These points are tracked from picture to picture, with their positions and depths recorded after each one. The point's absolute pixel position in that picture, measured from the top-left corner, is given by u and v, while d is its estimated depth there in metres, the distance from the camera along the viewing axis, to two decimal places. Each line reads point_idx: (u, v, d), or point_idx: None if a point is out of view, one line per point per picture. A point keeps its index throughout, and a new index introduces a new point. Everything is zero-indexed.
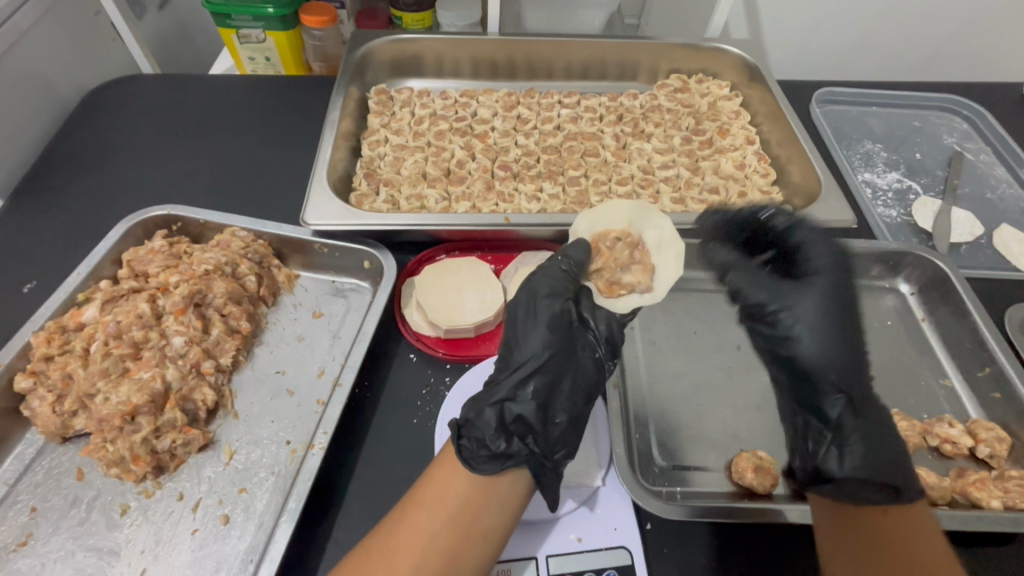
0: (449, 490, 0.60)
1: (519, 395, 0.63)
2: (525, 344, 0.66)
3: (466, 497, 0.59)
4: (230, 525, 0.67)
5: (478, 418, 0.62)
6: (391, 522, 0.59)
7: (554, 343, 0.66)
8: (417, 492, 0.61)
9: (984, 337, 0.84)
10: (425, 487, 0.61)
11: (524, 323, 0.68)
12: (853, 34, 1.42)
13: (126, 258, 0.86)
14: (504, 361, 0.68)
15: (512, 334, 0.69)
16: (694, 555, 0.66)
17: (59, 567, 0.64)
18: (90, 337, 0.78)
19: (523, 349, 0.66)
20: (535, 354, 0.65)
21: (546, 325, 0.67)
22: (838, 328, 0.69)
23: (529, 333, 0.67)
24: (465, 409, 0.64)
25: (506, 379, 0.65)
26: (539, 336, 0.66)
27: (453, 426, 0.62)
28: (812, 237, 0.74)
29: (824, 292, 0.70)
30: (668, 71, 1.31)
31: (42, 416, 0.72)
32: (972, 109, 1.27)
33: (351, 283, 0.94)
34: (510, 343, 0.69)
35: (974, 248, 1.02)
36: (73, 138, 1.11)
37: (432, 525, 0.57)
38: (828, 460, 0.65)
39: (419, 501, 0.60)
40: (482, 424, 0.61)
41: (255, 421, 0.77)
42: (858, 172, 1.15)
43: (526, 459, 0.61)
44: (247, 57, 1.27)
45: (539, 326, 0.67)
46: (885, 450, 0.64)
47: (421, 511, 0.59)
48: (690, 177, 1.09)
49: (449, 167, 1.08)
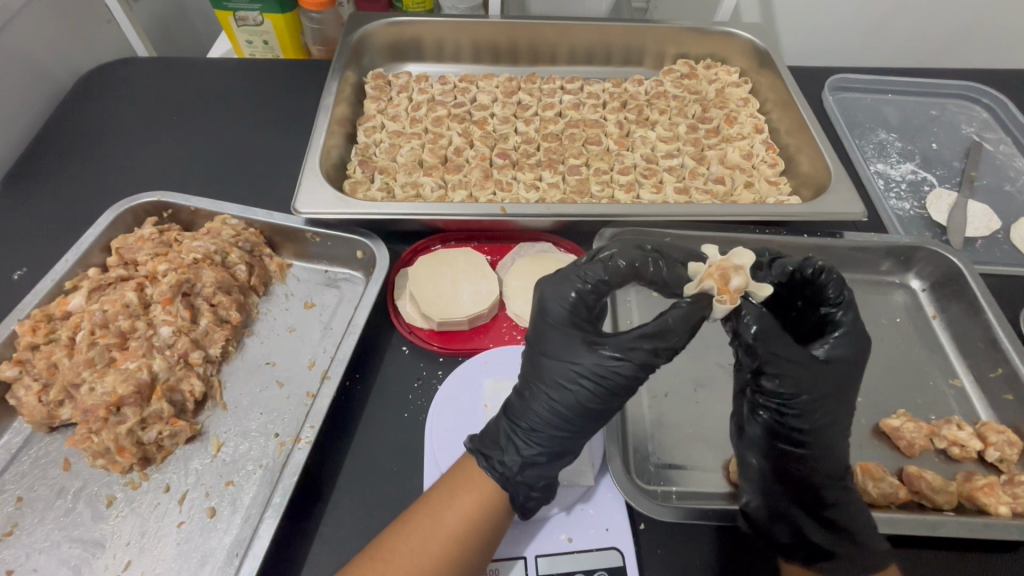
0: (467, 515, 0.58)
1: (550, 439, 0.62)
2: (551, 387, 0.62)
3: (480, 524, 0.58)
4: (217, 518, 0.66)
5: (509, 456, 0.61)
6: (407, 547, 0.56)
7: (588, 396, 0.60)
8: (439, 519, 0.58)
9: (998, 335, 0.81)
10: (458, 520, 0.57)
11: (554, 365, 0.62)
12: (870, 18, 1.36)
13: (115, 245, 0.85)
14: (529, 395, 0.63)
15: (542, 367, 0.63)
16: (689, 558, 0.64)
17: (44, 557, 0.63)
18: (76, 326, 0.76)
19: (550, 398, 0.62)
20: (567, 402, 0.61)
21: (579, 373, 0.60)
22: (835, 406, 0.61)
23: (557, 373, 0.61)
24: (486, 441, 0.64)
25: (539, 417, 0.62)
26: (570, 383, 0.61)
27: (478, 449, 0.63)
28: (848, 342, 0.62)
29: (844, 375, 0.61)
30: (676, 56, 1.26)
31: (28, 406, 0.71)
32: (992, 98, 1.22)
33: (344, 273, 0.93)
34: (536, 376, 0.63)
35: (990, 242, 0.98)
36: (65, 123, 1.09)
37: (461, 562, 0.56)
38: (783, 523, 0.61)
39: (450, 537, 0.56)
40: (507, 457, 0.61)
41: (244, 413, 0.75)
42: (871, 162, 1.11)
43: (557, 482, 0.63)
44: (244, 40, 1.24)
45: (567, 376, 0.61)
46: (857, 517, 0.60)
47: (451, 550, 0.56)
48: (695, 167, 1.05)
49: (447, 154, 1.05)
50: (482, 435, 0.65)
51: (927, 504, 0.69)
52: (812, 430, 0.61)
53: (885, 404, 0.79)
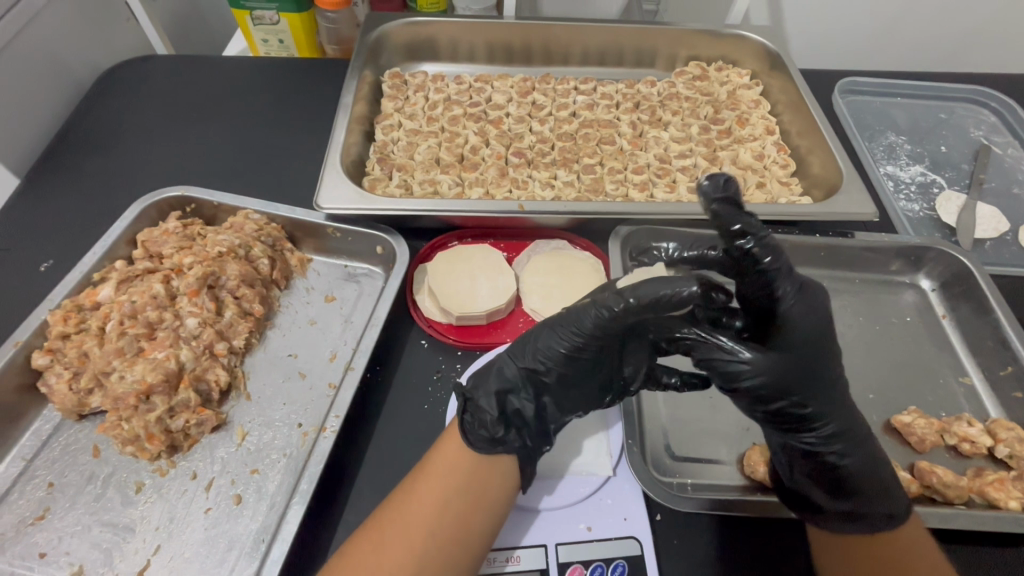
0: (455, 465, 0.61)
1: (523, 387, 0.66)
2: (534, 342, 0.66)
3: (469, 471, 0.61)
4: (243, 505, 0.68)
5: (482, 402, 0.64)
6: (401, 497, 0.60)
7: (564, 344, 0.64)
8: (429, 471, 0.61)
9: (1008, 335, 0.83)
10: (444, 470, 0.61)
11: (545, 325, 0.67)
12: (879, 21, 1.38)
13: (141, 238, 0.87)
14: (514, 352, 0.67)
15: (534, 329, 0.68)
16: (705, 549, 0.66)
17: (75, 541, 0.65)
18: (105, 316, 0.78)
19: (531, 348, 0.66)
20: (545, 349, 0.65)
21: (569, 329, 0.64)
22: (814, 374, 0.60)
23: (541, 327, 0.67)
24: (473, 379, 0.67)
25: (516, 367, 0.66)
26: (547, 334, 0.66)
27: (460, 397, 0.65)
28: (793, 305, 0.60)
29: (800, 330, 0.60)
30: (687, 58, 1.28)
31: (59, 393, 0.73)
32: (1001, 102, 1.23)
33: (363, 268, 0.94)
34: (527, 338, 0.68)
35: (999, 244, 1.00)
36: (87, 118, 1.11)
37: (460, 511, 0.58)
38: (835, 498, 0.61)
39: (440, 485, 0.60)
40: (484, 409, 0.64)
41: (268, 403, 0.77)
42: (881, 165, 1.12)
43: (517, 451, 0.62)
44: (261, 39, 1.26)
45: (553, 331, 0.65)
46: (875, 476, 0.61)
47: (444, 498, 0.59)
48: (708, 167, 1.07)
49: (463, 153, 1.07)
50: (472, 376, 0.68)
51: (939, 498, 0.70)
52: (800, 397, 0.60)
53: (896, 402, 0.81)
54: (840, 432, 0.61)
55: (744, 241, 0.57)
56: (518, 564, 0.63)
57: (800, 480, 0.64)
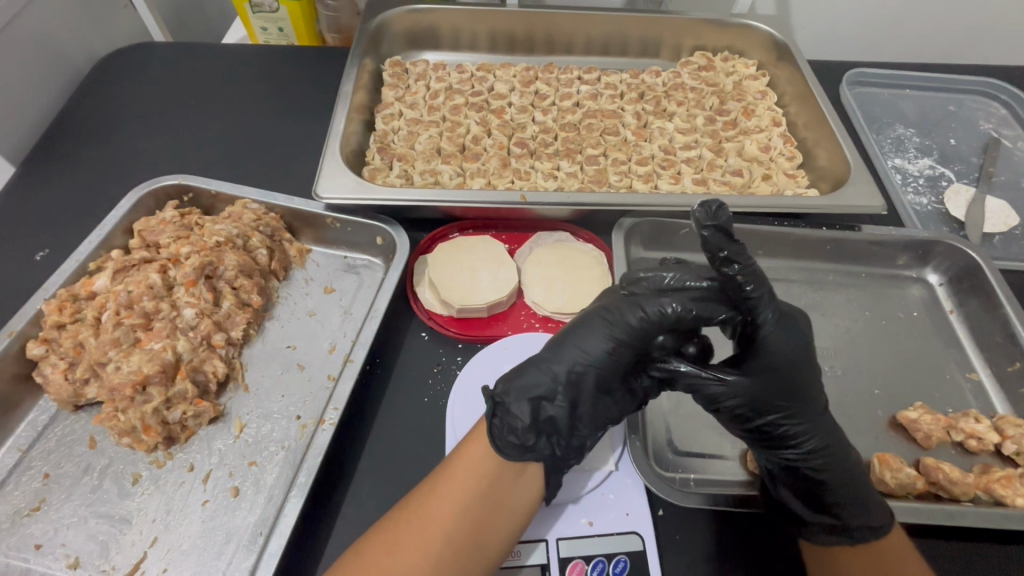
0: (478, 468, 0.60)
1: (559, 393, 0.61)
2: (569, 346, 0.62)
3: (491, 478, 0.60)
4: (240, 497, 0.67)
5: (516, 408, 0.60)
6: (420, 497, 0.60)
7: (609, 349, 0.62)
8: (449, 471, 0.61)
9: (1016, 331, 0.81)
10: (468, 474, 0.60)
11: (578, 329, 0.63)
12: (887, 11, 1.35)
13: (138, 227, 0.86)
14: (549, 356, 0.62)
15: (568, 330, 0.64)
16: (708, 546, 0.65)
17: (71, 533, 0.64)
18: (101, 306, 0.77)
19: (577, 345, 0.62)
20: (590, 353, 0.61)
21: (607, 329, 0.62)
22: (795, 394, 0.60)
23: (578, 331, 0.63)
24: (502, 380, 0.63)
25: (560, 371, 0.61)
26: (591, 337, 0.62)
27: (490, 401, 0.61)
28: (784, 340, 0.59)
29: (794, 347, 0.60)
30: (693, 48, 1.26)
31: (54, 383, 0.72)
32: (1012, 94, 1.21)
33: (363, 259, 0.93)
34: (559, 338, 0.64)
35: (1008, 238, 0.98)
36: (84, 105, 1.10)
37: (480, 518, 0.58)
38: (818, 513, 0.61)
39: (462, 492, 0.59)
40: (516, 416, 0.60)
41: (266, 394, 0.76)
42: (888, 157, 1.11)
43: (546, 458, 0.61)
44: (259, 26, 1.23)
45: (591, 336, 0.62)
46: (864, 491, 0.60)
47: (466, 504, 0.58)
48: (713, 159, 1.05)
49: (464, 142, 1.05)
50: (501, 376, 0.63)
51: (945, 496, 0.69)
52: (791, 412, 0.61)
53: (902, 398, 0.80)
54: (823, 447, 0.61)
55: (730, 268, 0.56)
56: (518, 559, 0.63)
57: (790, 497, 0.63)
